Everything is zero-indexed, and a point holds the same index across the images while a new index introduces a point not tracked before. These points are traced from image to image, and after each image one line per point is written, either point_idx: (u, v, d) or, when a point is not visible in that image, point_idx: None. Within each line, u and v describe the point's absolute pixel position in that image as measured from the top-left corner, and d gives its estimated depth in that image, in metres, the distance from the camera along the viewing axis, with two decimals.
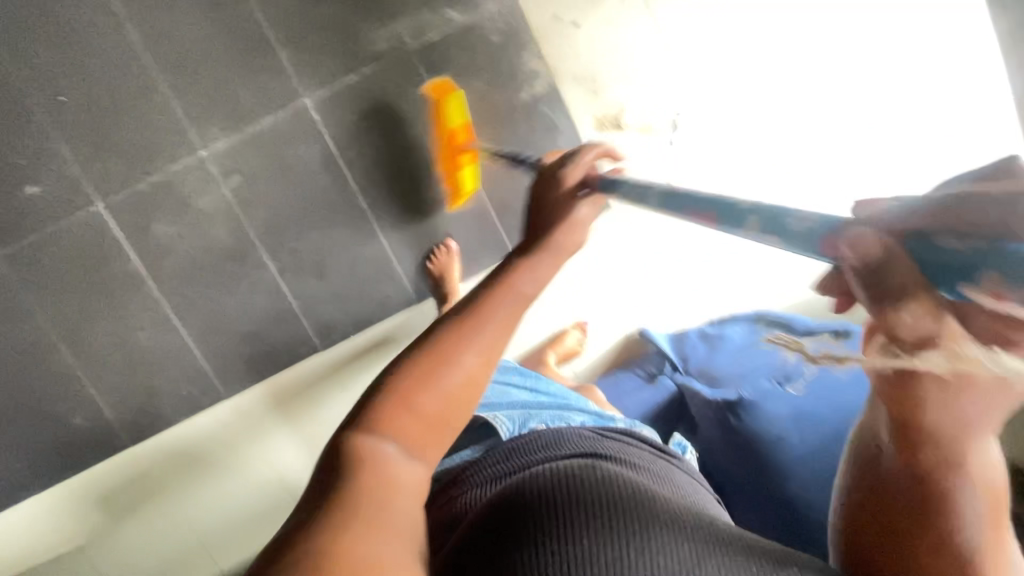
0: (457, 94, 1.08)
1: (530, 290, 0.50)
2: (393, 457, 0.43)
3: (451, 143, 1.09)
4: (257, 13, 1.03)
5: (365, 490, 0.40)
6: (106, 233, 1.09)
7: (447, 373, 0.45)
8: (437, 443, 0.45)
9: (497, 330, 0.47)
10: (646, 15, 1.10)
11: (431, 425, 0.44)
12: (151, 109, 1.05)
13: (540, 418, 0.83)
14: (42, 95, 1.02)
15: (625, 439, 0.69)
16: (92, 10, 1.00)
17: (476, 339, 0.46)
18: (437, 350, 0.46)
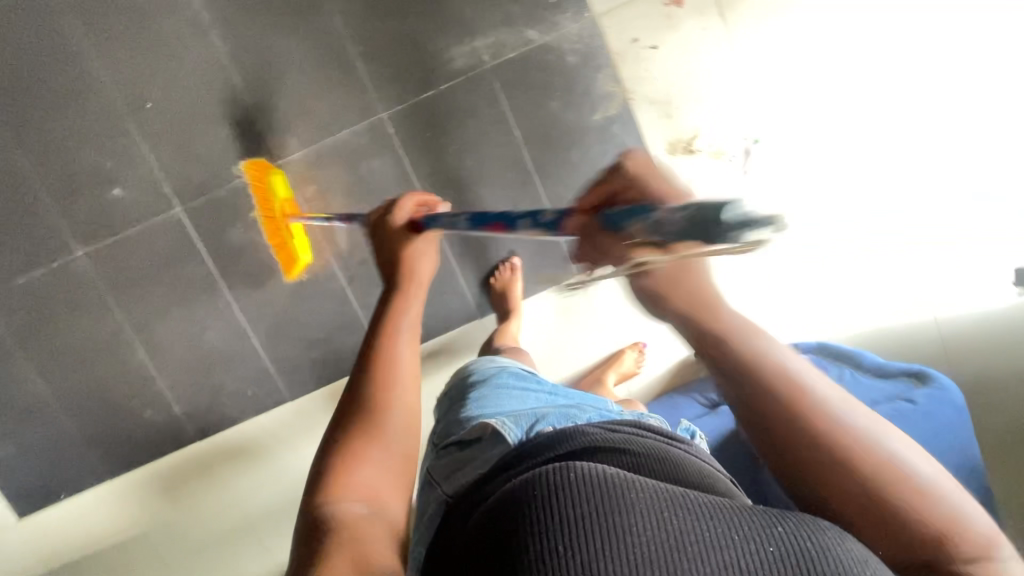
0: (273, 171, 1.08)
1: (405, 331, 0.72)
2: (359, 505, 0.57)
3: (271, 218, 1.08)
4: (342, 32, 1.07)
5: (345, 530, 0.54)
6: (184, 235, 1.12)
7: (375, 418, 0.64)
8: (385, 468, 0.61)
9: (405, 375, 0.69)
10: (725, 41, 1.09)
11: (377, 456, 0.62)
12: (235, 118, 1.09)
13: (548, 420, 0.82)
14: (135, 102, 1.07)
15: (631, 434, 0.71)
16: (189, 24, 1.06)
17: (390, 388, 0.67)
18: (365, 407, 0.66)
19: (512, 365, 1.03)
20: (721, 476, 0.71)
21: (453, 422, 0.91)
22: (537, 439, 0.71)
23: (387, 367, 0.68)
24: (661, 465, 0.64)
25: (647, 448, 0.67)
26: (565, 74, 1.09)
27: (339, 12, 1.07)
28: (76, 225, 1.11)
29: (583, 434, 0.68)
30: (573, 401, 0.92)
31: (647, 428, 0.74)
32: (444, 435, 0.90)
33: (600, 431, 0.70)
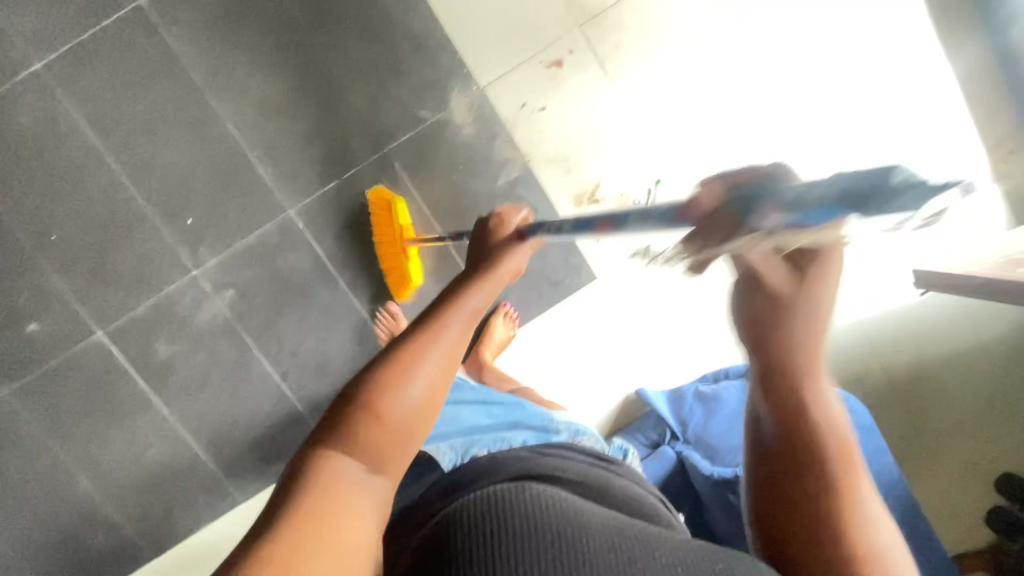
0: (399, 201, 1.09)
1: (477, 304, 0.57)
2: (355, 474, 0.46)
3: (397, 243, 1.09)
4: (237, 138, 1.08)
5: (320, 501, 0.43)
6: (108, 358, 1.12)
7: (399, 392, 0.49)
8: (396, 457, 0.48)
9: (449, 353, 0.52)
10: (611, 89, 1.12)
11: (389, 442, 0.48)
12: (142, 237, 1.09)
13: (481, 444, 0.90)
14: (35, 236, 1.06)
15: (561, 455, 0.71)
16: (79, 152, 1.05)
17: (431, 355, 0.51)
18: (402, 360, 0.50)
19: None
20: (650, 496, 0.70)
21: None
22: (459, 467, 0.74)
23: (439, 329, 0.53)
24: (583, 484, 0.62)
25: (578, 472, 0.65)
26: (463, 147, 1.12)
27: (231, 119, 1.08)
28: None
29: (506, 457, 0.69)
30: (506, 417, 0.97)
31: (582, 451, 0.75)
32: None
33: (525, 455, 0.71)
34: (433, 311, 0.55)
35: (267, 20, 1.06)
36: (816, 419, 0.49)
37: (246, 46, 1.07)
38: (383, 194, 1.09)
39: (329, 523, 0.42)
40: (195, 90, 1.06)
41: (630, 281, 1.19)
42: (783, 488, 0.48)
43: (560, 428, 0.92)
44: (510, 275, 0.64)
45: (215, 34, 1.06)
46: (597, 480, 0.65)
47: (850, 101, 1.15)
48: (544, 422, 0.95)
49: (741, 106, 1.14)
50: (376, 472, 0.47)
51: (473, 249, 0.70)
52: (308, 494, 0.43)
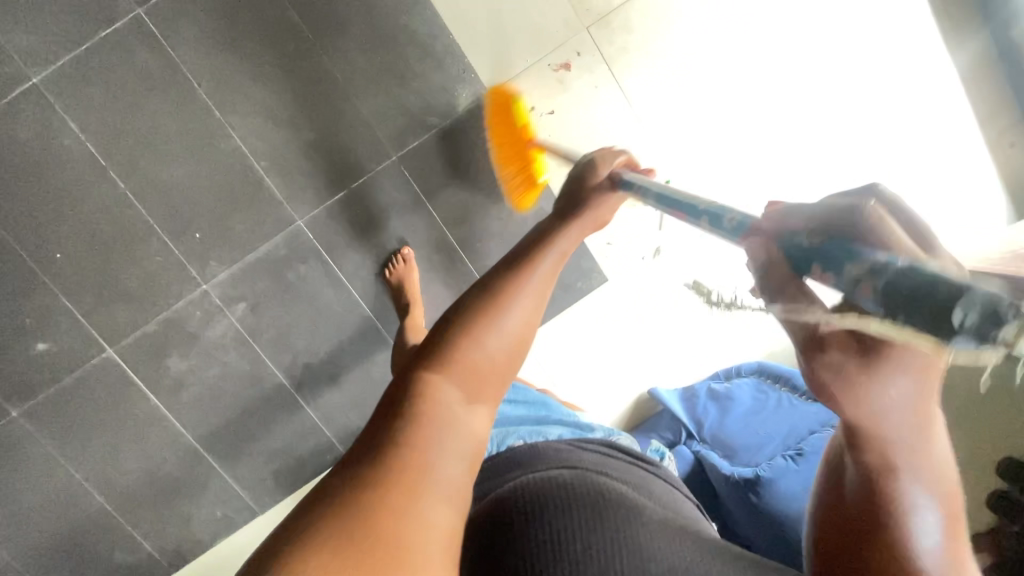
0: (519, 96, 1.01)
1: (565, 248, 0.58)
2: (451, 402, 0.46)
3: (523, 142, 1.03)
4: (243, 149, 1.07)
5: (421, 429, 0.43)
6: (120, 375, 1.11)
7: (495, 325, 0.50)
8: (489, 390, 0.49)
9: (538, 298, 0.54)
10: (618, 92, 1.12)
11: (483, 377, 0.49)
12: (150, 252, 1.08)
13: (518, 435, 0.89)
14: (41, 255, 1.04)
15: (597, 449, 0.73)
16: (83, 168, 1.03)
17: (526, 290, 0.53)
18: (493, 294, 0.52)
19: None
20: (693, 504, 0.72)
21: None
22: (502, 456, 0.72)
23: (533, 269, 0.54)
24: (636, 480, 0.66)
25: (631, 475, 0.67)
26: (473, 153, 1.12)
27: (235, 132, 1.06)
28: (6, 386, 1.08)
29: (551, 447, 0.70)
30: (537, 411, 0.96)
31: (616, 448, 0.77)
32: None
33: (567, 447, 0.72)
34: (521, 256, 0.56)
35: (269, 29, 1.04)
36: (896, 482, 0.42)
37: (249, 57, 1.05)
38: (504, 89, 1.02)
39: (426, 455, 0.42)
40: (197, 101, 1.04)
41: (640, 282, 1.19)
42: (831, 536, 0.45)
43: (597, 427, 0.94)
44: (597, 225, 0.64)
45: (216, 45, 1.03)
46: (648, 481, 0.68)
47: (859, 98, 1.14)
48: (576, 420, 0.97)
49: (749, 106, 1.14)
50: (473, 402, 0.47)
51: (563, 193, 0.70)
52: (407, 430, 0.43)
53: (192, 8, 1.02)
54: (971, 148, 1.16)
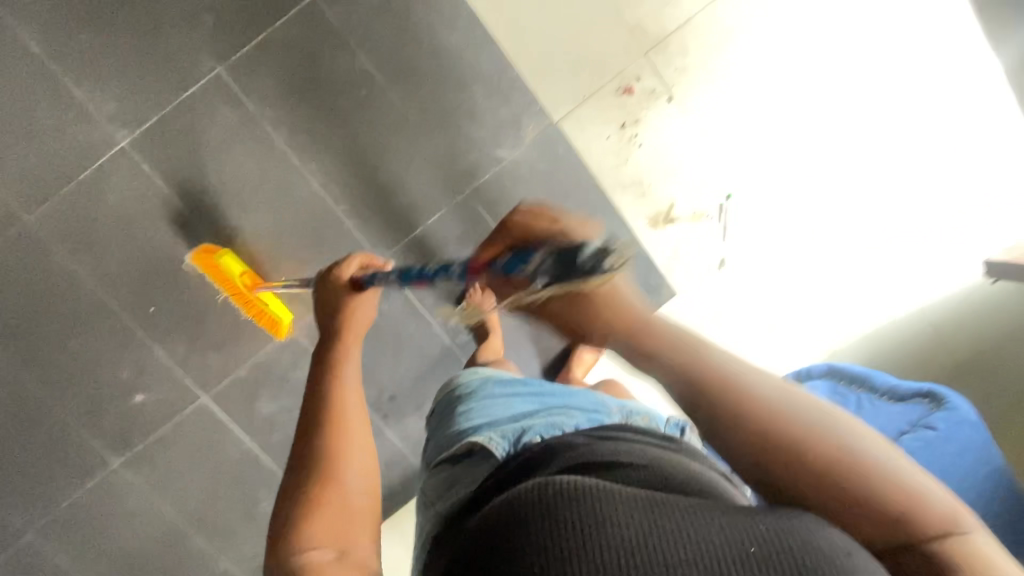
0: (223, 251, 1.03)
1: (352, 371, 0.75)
2: (325, 564, 0.56)
3: (241, 294, 1.06)
4: (323, 194, 1.10)
5: None
6: (214, 419, 1.14)
7: (338, 474, 0.64)
8: (355, 530, 0.61)
9: (357, 436, 0.69)
10: (680, 113, 1.15)
11: (346, 524, 0.61)
12: (237, 299, 1.11)
13: (535, 431, 0.80)
14: (135, 309, 1.08)
15: (618, 436, 0.71)
16: (170, 222, 1.07)
17: (349, 428, 0.69)
18: (324, 450, 0.66)
19: (493, 375, 1.02)
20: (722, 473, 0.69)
21: (445, 438, 0.89)
22: (527, 452, 0.71)
23: (341, 400, 0.71)
24: (651, 464, 0.61)
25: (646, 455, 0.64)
26: (541, 181, 1.16)
27: (313, 177, 1.09)
28: (107, 441, 1.10)
29: (567, 442, 0.69)
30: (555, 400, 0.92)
31: (639, 433, 0.74)
32: (436, 452, 0.89)
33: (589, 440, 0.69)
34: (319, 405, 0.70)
35: (339, 75, 1.08)
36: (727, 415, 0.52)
37: (326, 106, 1.08)
38: (206, 251, 1.04)
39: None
40: (276, 150, 1.08)
41: (706, 294, 1.24)
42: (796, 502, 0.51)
43: (614, 411, 0.92)
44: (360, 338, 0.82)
45: (292, 95, 1.07)
46: (661, 457, 0.63)
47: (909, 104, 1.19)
48: (595, 409, 0.93)
49: (804, 117, 1.19)
50: (351, 548, 0.59)
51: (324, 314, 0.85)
52: None
53: (267, 61, 1.05)
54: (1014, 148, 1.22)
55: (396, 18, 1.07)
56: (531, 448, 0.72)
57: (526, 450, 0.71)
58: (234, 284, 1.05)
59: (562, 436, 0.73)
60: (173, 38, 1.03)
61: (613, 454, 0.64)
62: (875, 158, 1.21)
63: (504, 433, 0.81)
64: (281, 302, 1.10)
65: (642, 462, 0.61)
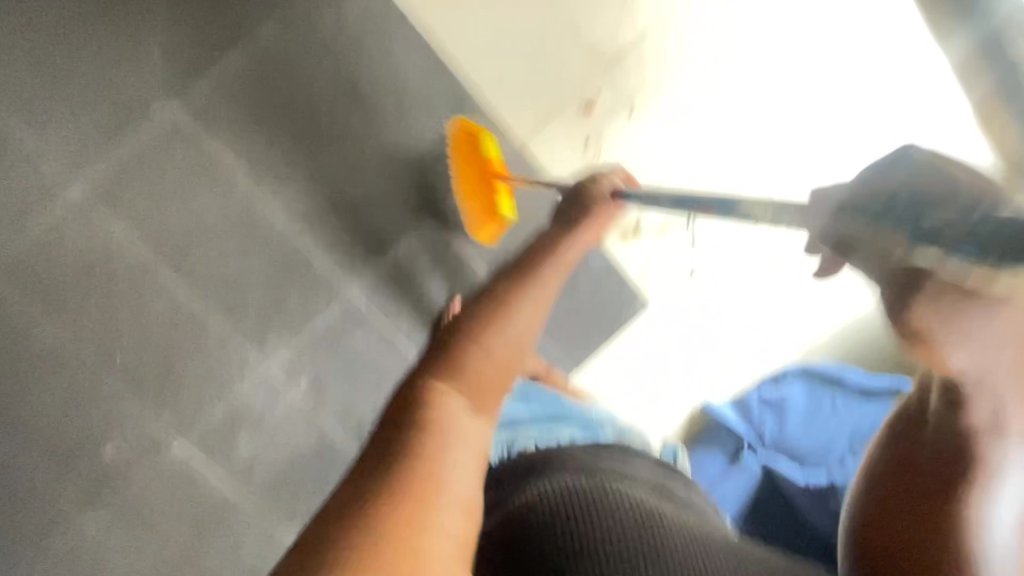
0: (487, 131, 1.14)
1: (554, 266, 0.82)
2: (461, 407, 0.61)
3: (484, 174, 1.14)
4: (286, 230, 1.09)
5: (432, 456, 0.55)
6: (189, 467, 1.10)
7: (488, 345, 0.67)
8: (488, 404, 0.64)
9: (523, 318, 0.72)
10: (637, 130, 1.18)
11: (481, 395, 0.64)
12: (205, 342, 1.08)
13: (523, 436, 0.85)
14: (97, 360, 1.03)
15: (628, 453, 0.77)
16: (129, 268, 1.03)
17: (516, 309, 0.72)
18: (493, 316, 0.70)
19: None
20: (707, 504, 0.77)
21: None
22: (520, 460, 0.73)
23: (514, 296, 0.74)
24: (649, 482, 0.71)
25: (641, 476, 0.71)
26: (503, 206, 1.19)
27: (276, 215, 1.09)
28: (60, 504, 1.01)
29: (563, 453, 0.73)
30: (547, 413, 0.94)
31: (643, 453, 0.79)
32: None
33: (582, 454, 0.72)
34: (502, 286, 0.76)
35: (298, 112, 1.08)
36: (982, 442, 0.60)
37: (285, 144, 1.08)
38: (468, 123, 1.13)
39: (434, 458, 0.54)
40: (236, 189, 1.06)
41: (677, 301, 1.25)
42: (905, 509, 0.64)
43: (607, 427, 0.91)
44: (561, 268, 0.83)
45: (250, 132, 1.06)
46: (661, 480, 0.73)
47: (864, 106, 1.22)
48: (586, 422, 0.93)
49: (762, 125, 1.21)
50: (474, 413, 0.62)
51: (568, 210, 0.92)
52: (418, 445, 0.55)
53: (222, 98, 1.04)
54: None
55: (349, 57, 1.09)
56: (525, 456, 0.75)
57: (523, 454, 0.76)
58: (484, 160, 1.13)
59: (555, 447, 0.75)
60: (120, 77, 1.00)
61: (616, 465, 0.72)
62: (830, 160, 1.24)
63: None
64: (511, 199, 1.21)
65: (645, 478, 0.71)
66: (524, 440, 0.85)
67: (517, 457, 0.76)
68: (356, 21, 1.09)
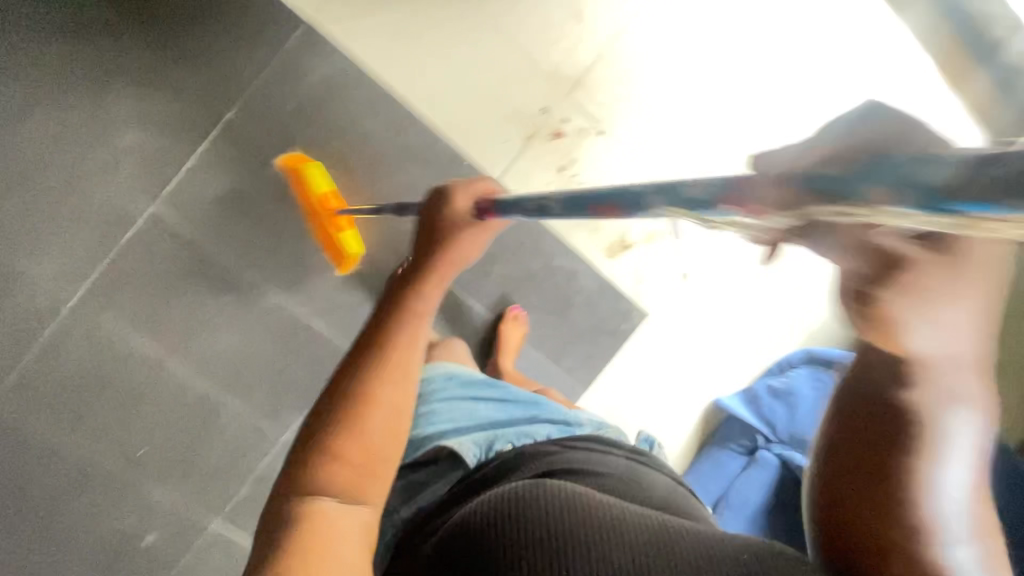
0: (314, 163, 1.06)
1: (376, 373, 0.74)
2: (333, 507, 0.67)
3: (320, 208, 1.06)
4: (282, 303, 1.11)
5: (308, 549, 0.62)
6: (228, 542, 1.14)
7: (353, 435, 0.71)
8: (368, 488, 0.70)
9: (377, 408, 0.73)
10: (611, 144, 1.17)
11: (355, 481, 0.69)
12: (223, 423, 1.11)
13: (505, 438, 0.88)
14: (123, 458, 1.07)
15: (599, 449, 0.80)
16: (138, 367, 1.06)
17: (356, 424, 0.71)
18: (344, 429, 0.70)
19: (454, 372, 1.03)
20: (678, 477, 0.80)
21: None
22: (495, 462, 0.81)
23: (366, 397, 0.72)
24: (620, 476, 0.74)
25: (612, 467, 0.75)
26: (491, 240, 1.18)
27: (270, 289, 1.10)
28: None
29: (529, 454, 0.80)
30: (523, 407, 0.97)
31: (605, 443, 0.83)
32: None
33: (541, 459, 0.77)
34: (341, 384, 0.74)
35: (275, 187, 1.08)
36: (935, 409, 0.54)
37: (266, 218, 1.08)
38: (295, 159, 1.06)
39: (305, 547, 0.62)
40: (226, 272, 1.08)
41: (678, 306, 1.26)
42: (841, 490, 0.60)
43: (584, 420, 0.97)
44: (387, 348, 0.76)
45: (231, 214, 1.07)
46: (628, 469, 0.76)
47: (825, 86, 1.23)
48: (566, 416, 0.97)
49: (732, 120, 1.20)
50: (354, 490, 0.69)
51: (433, 220, 0.79)
52: (290, 541, 0.62)
53: (199, 190, 1.05)
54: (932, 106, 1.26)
55: (313, 118, 1.07)
56: (498, 458, 0.82)
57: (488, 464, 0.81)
58: (314, 195, 1.05)
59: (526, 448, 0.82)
60: (100, 189, 1.02)
61: (584, 461, 0.76)
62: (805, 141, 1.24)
63: (474, 440, 0.88)
64: (357, 234, 1.10)
65: (614, 473, 0.74)
66: (509, 444, 0.87)
67: (494, 459, 0.82)
68: (318, 83, 1.06)
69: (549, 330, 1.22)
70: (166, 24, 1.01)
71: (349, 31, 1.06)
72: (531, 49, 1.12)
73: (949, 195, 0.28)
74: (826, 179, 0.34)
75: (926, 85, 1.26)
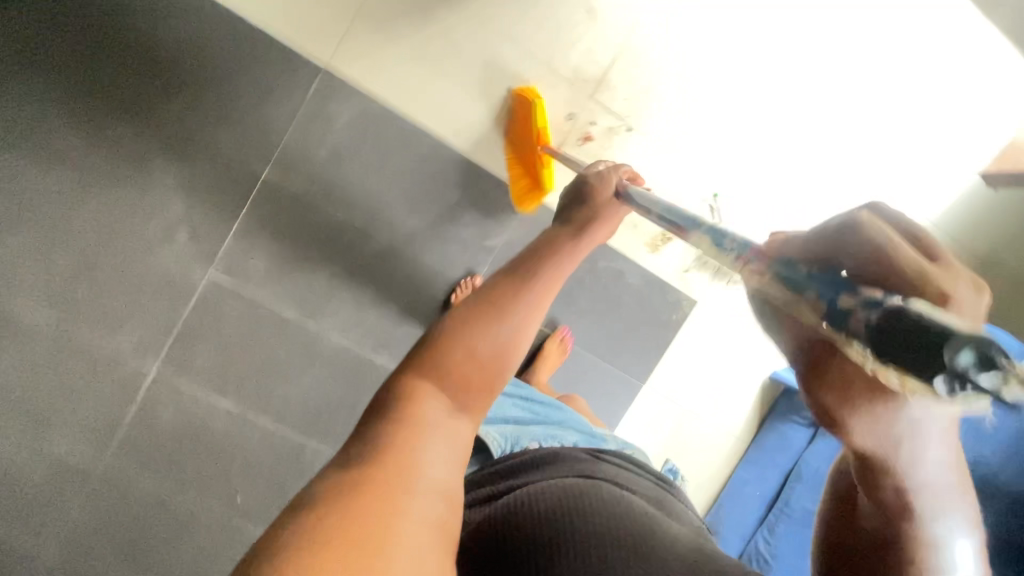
0: (541, 101, 1.07)
1: (524, 284, 0.61)
2: (439, 409, 0.52)
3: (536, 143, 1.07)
4: (346, 341, 1.15)
5: (397, 461, 0.46)
6: None
7: (479, 338, 0.55)
8: (476, 403, 0.55)
9: (507, 328, 0.57)
10: (643, 138, 1.16)
11: (468, 387, 0.54)
12: (308, 459, 1.17)
13: (530, 436, 0.86)
14: (223, 505, 1.13)
15: (627, 468, 0.78)
16: (224, 420, 1.12)
17: (469, 333, 0.56)
18: (453, 332, 0.56)
19: None
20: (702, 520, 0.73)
21: None
22: (516, 454, 0.78)
23: (498, 303, 0.58)
24: (649, 494, 0.67)
25: (638, 484, 0.69)
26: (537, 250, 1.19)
27: (332, 328, 1.14)
28: None
29: (559, 456, 0.74)
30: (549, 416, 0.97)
31: (641, 467, 0.81)
32: None
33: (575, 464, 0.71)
34: (477, 296, 0.60)
35: (320, 233, 1.10)
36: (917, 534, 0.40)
37: (319, 263, 1.11)
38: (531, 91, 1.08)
39: (406, 452, 0.47)
40: (289, 320, 1.12)
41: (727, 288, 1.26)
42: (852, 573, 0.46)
43: (610, 438, 0.95)
44: (545, 275, 0.63)
45: (286, 264, 1.10)
46: (662, 495, 0.68)
47: (856, 47, 1.19)
48: (588, 430, 0.96)
49: (762, 97, 1.19)
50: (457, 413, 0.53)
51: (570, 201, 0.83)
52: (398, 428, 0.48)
53: (251, 248, 1.08)
54: (973, 49, 1.21)
55: (349, 160, 1.09)
56: (528, 452, 0.78)
57: (521, 454, 0.77)
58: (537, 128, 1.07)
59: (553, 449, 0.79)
60: (159, 261, 1.06)
61: (614, 473, 0.71)
62: (839, 107, 1.21)
63: (503, 432, 0.88)
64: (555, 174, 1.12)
65: (642, 489, 0.68)
66: (532, 441, 0.85)
67: (518, 450, 0.79)
68: (347, 125, 1.08)
69: (603, 331, 1.24)
70: (196, 91, 1.03)
71: (370, 71, 1.07)
72: (550, 55, 1.10)
73: (864, 323, 0.30)
74: (834, 287, 0.33)
75: (965, 27, 1.20)
